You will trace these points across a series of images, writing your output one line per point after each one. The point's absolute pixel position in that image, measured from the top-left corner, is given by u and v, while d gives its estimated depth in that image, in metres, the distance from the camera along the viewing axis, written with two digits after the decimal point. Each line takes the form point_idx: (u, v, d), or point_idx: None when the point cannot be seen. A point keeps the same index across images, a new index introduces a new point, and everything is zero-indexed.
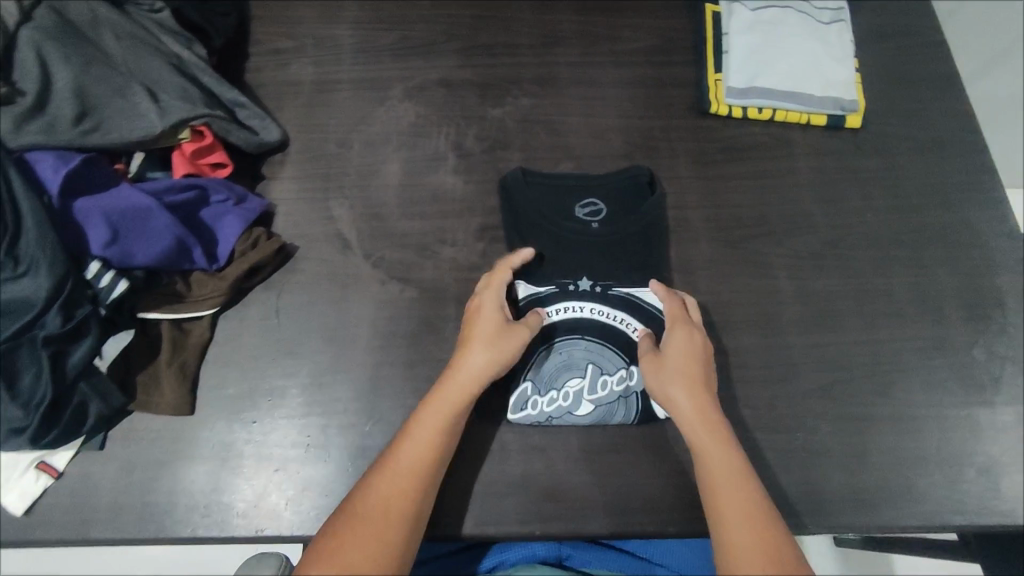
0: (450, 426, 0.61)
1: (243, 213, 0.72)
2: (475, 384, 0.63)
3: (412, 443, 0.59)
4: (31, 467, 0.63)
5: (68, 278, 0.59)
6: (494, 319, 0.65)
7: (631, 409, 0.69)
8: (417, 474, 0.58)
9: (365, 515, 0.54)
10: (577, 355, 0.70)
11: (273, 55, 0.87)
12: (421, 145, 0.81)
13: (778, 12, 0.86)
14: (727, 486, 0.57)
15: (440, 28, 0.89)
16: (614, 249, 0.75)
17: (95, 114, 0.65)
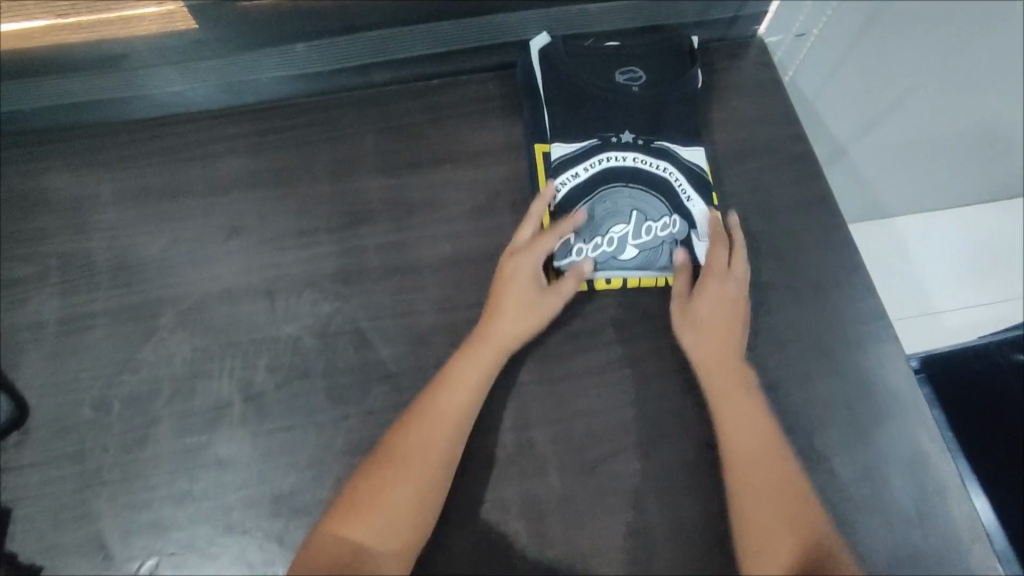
0: (484, 377, 0.61)
1: None
2: (500, 351, 0.63)
3: (410, 438, 0.58)
4: None
5: None
6: (527, 285, 0.65)
7: (674, 254, 0.68)
8: (448, 425, 0.59)
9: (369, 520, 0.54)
10: (619, 198, 0.69)
11: (7, 288, 0.69)
12: (199, 391, 0.65)
13: (631, 162, 0.70)
14: (767, 484, 0.56)
15: (225, 218, 0.74)
16: (649, 117, 0.74)
17: None
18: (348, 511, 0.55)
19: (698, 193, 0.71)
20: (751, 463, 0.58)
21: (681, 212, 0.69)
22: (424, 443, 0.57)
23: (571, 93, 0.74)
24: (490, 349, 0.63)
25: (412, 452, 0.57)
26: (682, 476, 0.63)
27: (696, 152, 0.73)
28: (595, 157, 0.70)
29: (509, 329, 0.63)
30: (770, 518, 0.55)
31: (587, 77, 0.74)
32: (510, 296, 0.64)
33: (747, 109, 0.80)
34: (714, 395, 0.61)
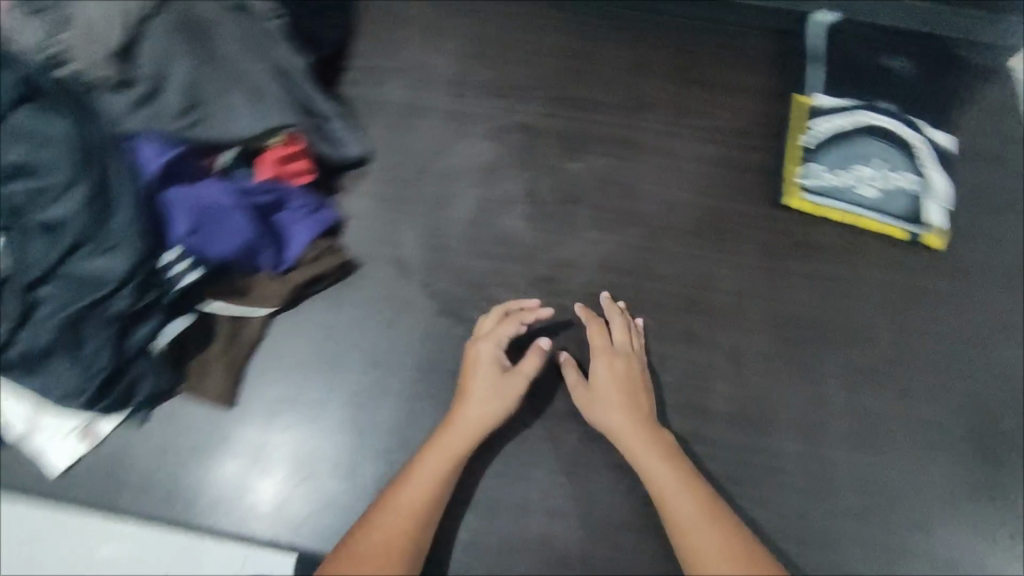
0: (454, 467, 0.63)
1: (315, 223, 0.74)
2: (468, 440, 0.64)
3: (387, 518, 0.60)
4: (75, 432, 0.66)
5: (145, 261, 0.61)
6: (490, 368, 0.68)
7: (905, 204, 0.80)
8: (428, 501, 0.61)
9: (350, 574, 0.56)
10: (868, 149, 0.82)
11: (371, 70, 0.89)
12: (497, 185, 0.82)
13: (886, 125, 0.83)
14: (697, 520, 0.60)
15: (534, 76, 0.91)
16: (913, 99, 0.86)
17: (201, 108, 0.67)
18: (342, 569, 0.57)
19: (935, 166, 0.82)
20: (686, 516, 0.61)
21: (918, 174, 0.82)
22: (404, 515, 0.60)
23: (847, 66, 0.88)
24: (487, 434, 0.65)
25: (385, 531, 0.59)
26: (863, 376, 0.73)
27: (940, 134, 0.85)
28: (854, 113, 0.84)
29: (472, 418, 0.65)
30: (717, 552, 0.58)
31: (862, 56, 0.89)
32: (481, 385, 0.67)
33: (993, 117, 0.88)
34: (637, 461, 0.65)
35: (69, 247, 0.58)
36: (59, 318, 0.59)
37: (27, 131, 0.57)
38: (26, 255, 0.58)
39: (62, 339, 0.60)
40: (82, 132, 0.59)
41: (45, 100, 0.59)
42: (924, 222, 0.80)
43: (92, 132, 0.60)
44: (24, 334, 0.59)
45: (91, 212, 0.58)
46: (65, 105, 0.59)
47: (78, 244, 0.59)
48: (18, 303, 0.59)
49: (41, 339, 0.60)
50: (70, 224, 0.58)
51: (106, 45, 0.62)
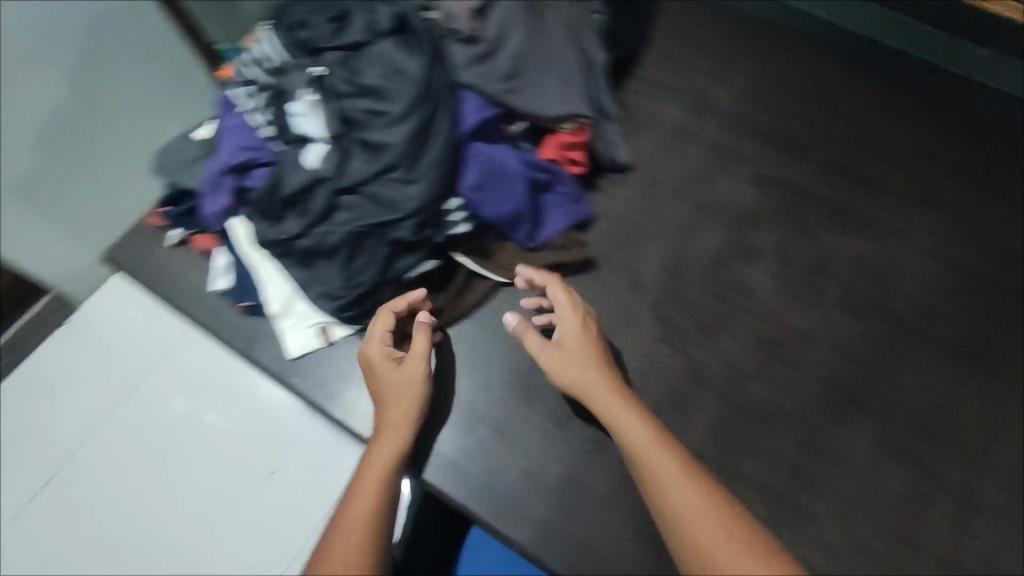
0: (399, 456, 0.63)
1: (572, 212, 0.76)
2: (405, 421, 0.64)
3: (365, 479, 0.61)
4: (314, 327, 0.71)
5: (437, 201, 0.65)
6: (386, 367, 0.66)
7: None
8: (380, 488, 0.60)
9: (346, 521, 0.58)
10: None
11: (652, 83, 0.89)
12: (750, 232, 0.79)
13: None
14: (659, 455, 0.58)
15: (816, 135, 0.86)
16: None
17: (519, 79, 0.71)
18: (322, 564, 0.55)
19: None
20: (649, 452, 0.58)
21: None
22: (365, 501, 0.59)
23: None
24: (395, 428, 0.64)
25: (356, 507, 0.59)
26: None
27: None
28: None
29: (401, 399, 0.65)
30: (689, 501, 0.55)
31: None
32: (383, 384, 0.66)
33: None
34: (616, 424, 0.61)
35: (384, 169, 0.63)
36: (352, 227, 0.65)
37: (392, 61, 0.64)
38: (347, 164, 0.64)
39: (347, 245, 0.65)
40: (430, 73, 0.64)
41: (411, 38, 0.66)
42: None
43: (437, 76, 0.65)
44: (317, 231, 0.66)
45: (413, 145, 0.63)
46: (426, 46, 0.65)
47: (391, 168, 0.64)
48: (325, 203, 0.64)
49: (333, 239, 0.65)
50: (393, 149, 0.63)
51: (471, 2, 0.69)
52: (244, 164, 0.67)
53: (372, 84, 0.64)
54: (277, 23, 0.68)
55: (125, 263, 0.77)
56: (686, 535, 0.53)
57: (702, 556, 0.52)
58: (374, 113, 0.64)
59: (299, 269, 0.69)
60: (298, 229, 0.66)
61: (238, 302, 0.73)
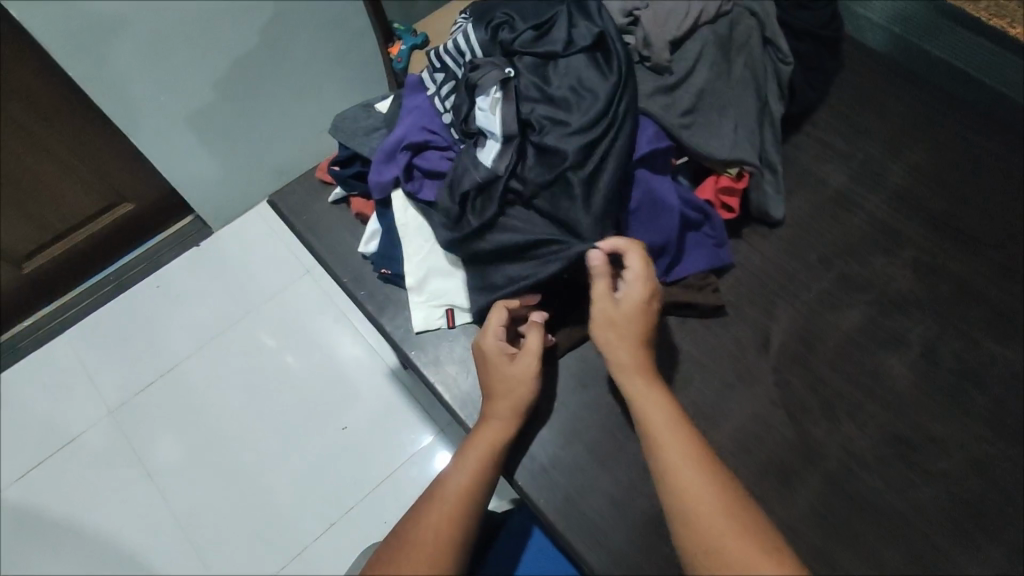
0: (498, 444, 0.65)
1: (714, 256, 0.75)
2: (512, 410, 0.66)
3: (464, 457, 0.64)
4: (442, 307, 0.74)
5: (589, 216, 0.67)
6: (499, 361, 0.67)
7: None
8: (475, 472, 0.62)
9: (436, 496, 0.61)
10: None
11: (820, 144, 0.86)
12: (895, 319, 0.75)
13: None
14: (672, 444, 0.55)
15: (993, 232, 0.79)
16: None
17: (695, 115, 0.71)
18: (407, 532, 0.58)
19: None
20: (663, 435, 0.56)
21: None
22: (458, 480, 0.62)
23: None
24: (497, 417, 0.66)
25: (451, 485, 0.61)
26: None
27: None
28: None
29: (501, 394, 0.66)
30: (691, 484, 0.52)
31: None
32: (491, 379, 0.67)
33: None
34: (640, 409, 0.59)
35: (551, 176, 0.66)
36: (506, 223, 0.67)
37: (585, 77, 0.67)
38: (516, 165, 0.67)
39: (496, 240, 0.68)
40: (617, 95, 0.66)
41: (606, 59, 0.68)
42: None
43: (623, 100, 0.66)
44: (472, 220, 0.69)
45: (584, 158, 0.65)
46: (620, 70, 0.67)
47: (558, 176, 0.66)
48: (487, 196, 0.67)
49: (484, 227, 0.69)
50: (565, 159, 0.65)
51: (668, 34, 0.71)
52: (421, 144, 0.72)
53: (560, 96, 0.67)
54: (477, 18, 0.72)
55: (285, 207, 0.84)
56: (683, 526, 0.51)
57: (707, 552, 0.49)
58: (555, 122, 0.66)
59: (445, 251, 0.74)
60: (454, 214, 0.69)
61: (378, 268, 0.77)
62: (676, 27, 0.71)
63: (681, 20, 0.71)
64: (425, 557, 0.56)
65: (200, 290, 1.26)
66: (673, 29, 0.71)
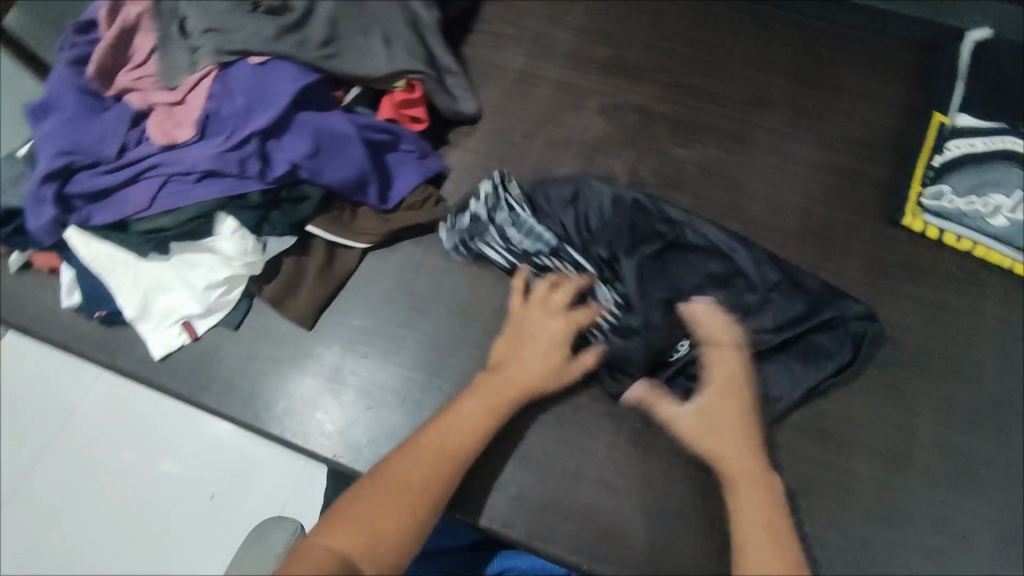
0: (507, 406, 0.62)
1: (422, 168, 0.77)
2: (532, 391, 0.63)
3: (466, 411, 0.61)
4: (177, 324, 0.70)
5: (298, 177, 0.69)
6: (548, 341, 0.65)
7: None
8: (474, 436, 0.60)
9: (425, 444, 0.59)
10: (1012, 176, 0.75)
11: (492, 36, 0.90)
12: (598, 160, 0.82)
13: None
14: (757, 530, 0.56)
15: (656, 57, 0.88)
16: None
17: (337, 43, 0.71)
18: (385, 476, 0.56)
19: None
20: (751, 532, 0.56)
21: None
22: (454, 436, 0.59)
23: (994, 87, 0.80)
24: (505, 377, 0.63)
25: (452, 439, 0.59)
26: (959, 412, 0.69)
27: None
28: (1002, 139, 0.77)
29: (532, 352, 0.64)
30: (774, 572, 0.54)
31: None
32: (527, 356, 0.64)
33: None
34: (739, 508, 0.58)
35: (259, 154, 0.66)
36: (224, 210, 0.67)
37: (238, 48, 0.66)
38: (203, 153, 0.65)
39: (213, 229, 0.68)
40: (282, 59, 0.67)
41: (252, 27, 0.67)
42: None
43: (288, 62, 0.67)
44: (189, 223, 0.66)
45: (274, 124, 0.66)
46: (280, 36, 0.67)
47: (262, 151, 0.67)
48: (190, 194, 0.65)
49: (177, 222, 0.66)
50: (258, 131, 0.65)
51: None
52: (65, 169, 0.65)
53: (228, 76, 0.67)
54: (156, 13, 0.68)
55: None
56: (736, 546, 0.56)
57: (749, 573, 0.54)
58: (227, 100, 0.66)
59: (153, 268, 0.69)
60: (160, 222, 0.66)
61: (92, 313, 0.71)
62: None
63: None
64: (398, 513, 0.54)
65: (55, 384, 1.05)
66: None
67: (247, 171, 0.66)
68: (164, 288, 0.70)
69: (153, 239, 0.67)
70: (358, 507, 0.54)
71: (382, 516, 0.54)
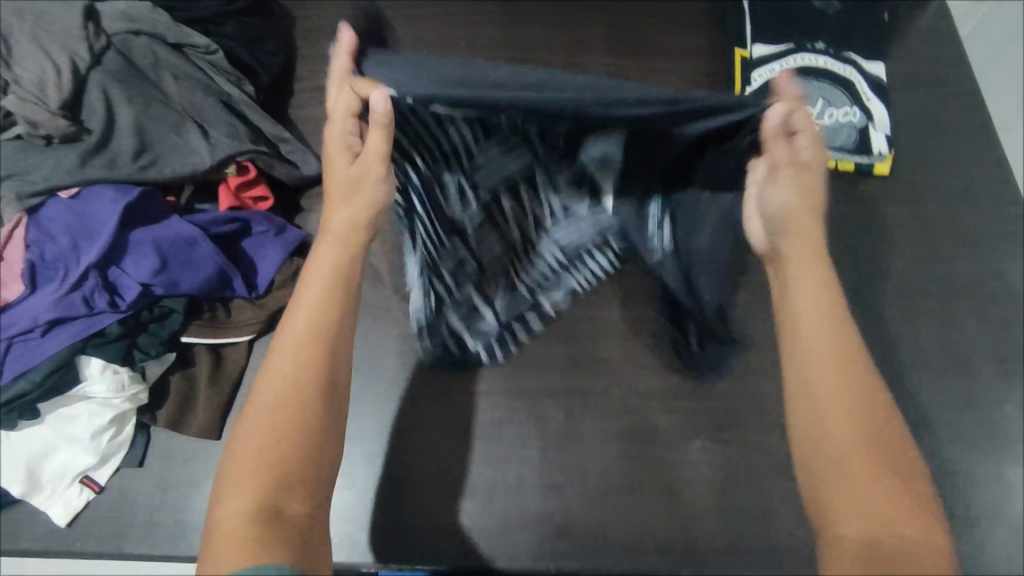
0: (342, 280, 0.60)
1: (283, 244, 0.75)
2: (346, 240, 0.62)
3: (296, 315, 0.57)
4: (76, 482, 0.66)
5: (156, 296, 0.67)
6: (341, 173, 0.62)
7: (850, 136, 0.81)
8: (314, 327, 0.56)
9: (274, 358, 0.55)
10: (811, 89, 0.82)
11: (317, 92, 0.90)
12: None
13: (822, 64, 0.84)
14: (839, 401, 0.54)
15: None
16: (845, 29, 0.87)
17: (152, 149, 0.69)
18: (254, 414, 0.53)
19: (875, 95, 0.84)
20: (841, 420, 0.54)
21: (859, 102, 0.83)
22: (293, 333, 0.56)
23: (778, 11, 0.87)
24: (328, 241, 0.62)
25: (289, 346, 0.56)
26: None
27: (875, 68, 0.86)
28: (793, 58, 0.84)
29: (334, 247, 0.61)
30: (861, 444, 0.53)
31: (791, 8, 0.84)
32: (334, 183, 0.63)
33: (925, 47, 0.90)
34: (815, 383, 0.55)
35: (104, 287, 0.64)
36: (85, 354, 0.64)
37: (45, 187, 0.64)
38: (41, 303, 0.62)
39: (78, 376, 0.64)
40: (98, 184, 0.66)
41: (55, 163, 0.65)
42: (871, 151, 0.81)
43: (105, 185, 0.66)
44: (51, 379, 0.62)
45: (108, 252, 0.64)
46: (87, 163, 0.65)
47: (106, 282, 0.64)
48: (43, 348, 0.62)
49: (35, 383, 0.61)
50: (93, 266, 0.63)
51: (51, 103, 0.65)
52: None
53: (47, 219, 0.64)
54: None
55: None
56: (807, 414, 0.55)
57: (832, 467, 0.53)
58: (52, 244, 0.63)
59: (30, 434, 0.65)
60: (18, 388, 0.61)
61: None
62: (56, 90, 0.65)
63: (57, 81, 0.65)
64: (285, 437, 0.52)
65: None
66: (54, 95, 0.65)
67: (96, 308, 0.63)
68: (50, 451, 0.65)
69: (16, 408, 0.62)
70: (245, 455, 0.51)
71: (270, 443, 0.51)
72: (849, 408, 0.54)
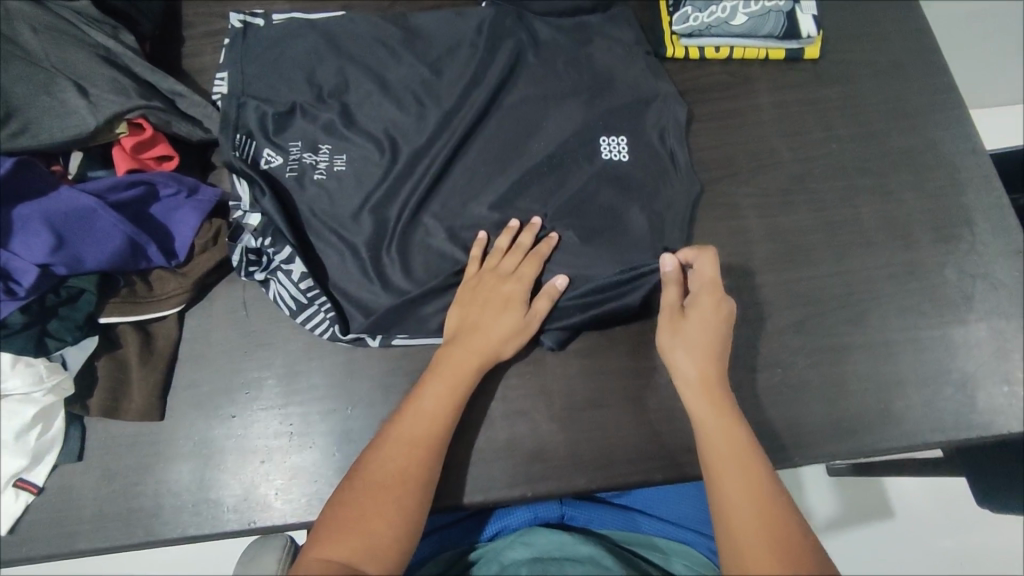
0: (461, 394, 0.61)
1: (197, 205, 0.69)
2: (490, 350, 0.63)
3: (430, 388, 0.61)
4: (9, 487, 0.61)
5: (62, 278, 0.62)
6: (507, 293, 0.65)
7: (778, 23, 0.78)
8: (433, 428, 0.59)
9: (398, 428, 0.58)
10: None
11: (210, 37, 0.81)
12: None
13: None
14: (739, 486, 0.54)
15: None
16: None
17: (21, 114, 0.60)
18: (359, 475, 0.56)
19: None
20: (726, 489, 0.54)
21: None
22: (427, 402, 0.60)
23: None
24: (472, 344, 0.63)
25: (426, 405, 0.60)
26: (773, 194, 0.75)
27: None
28: None
29: (487, 319, 0.64)
30: (752, 530, 0.51)
31: None
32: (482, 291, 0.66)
33: None
34: (714, 479, 0.55)
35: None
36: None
37: None
38: None
39: None
40: None
41: None
42: (799, 35, 0.78)
43: None
44: None
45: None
46: None
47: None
48: None
49: None
50: None
51: None
52: None
53: None
54: None
55: None
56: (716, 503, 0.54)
57: (736, 530, 0.52)
58: None
59: None
60: None
61: None
62: None
63: None
64: (387, 509, 0.54)
65: None
66: None
67: None
68: None
69: None
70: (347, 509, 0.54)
71: (373, 517, 0.53)
72: (753, 488, 0.54)
